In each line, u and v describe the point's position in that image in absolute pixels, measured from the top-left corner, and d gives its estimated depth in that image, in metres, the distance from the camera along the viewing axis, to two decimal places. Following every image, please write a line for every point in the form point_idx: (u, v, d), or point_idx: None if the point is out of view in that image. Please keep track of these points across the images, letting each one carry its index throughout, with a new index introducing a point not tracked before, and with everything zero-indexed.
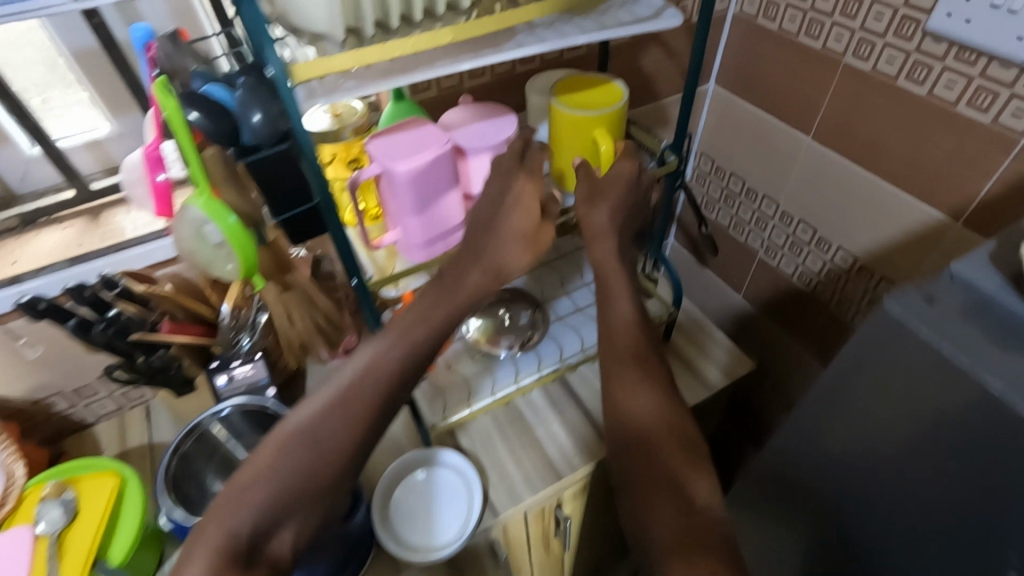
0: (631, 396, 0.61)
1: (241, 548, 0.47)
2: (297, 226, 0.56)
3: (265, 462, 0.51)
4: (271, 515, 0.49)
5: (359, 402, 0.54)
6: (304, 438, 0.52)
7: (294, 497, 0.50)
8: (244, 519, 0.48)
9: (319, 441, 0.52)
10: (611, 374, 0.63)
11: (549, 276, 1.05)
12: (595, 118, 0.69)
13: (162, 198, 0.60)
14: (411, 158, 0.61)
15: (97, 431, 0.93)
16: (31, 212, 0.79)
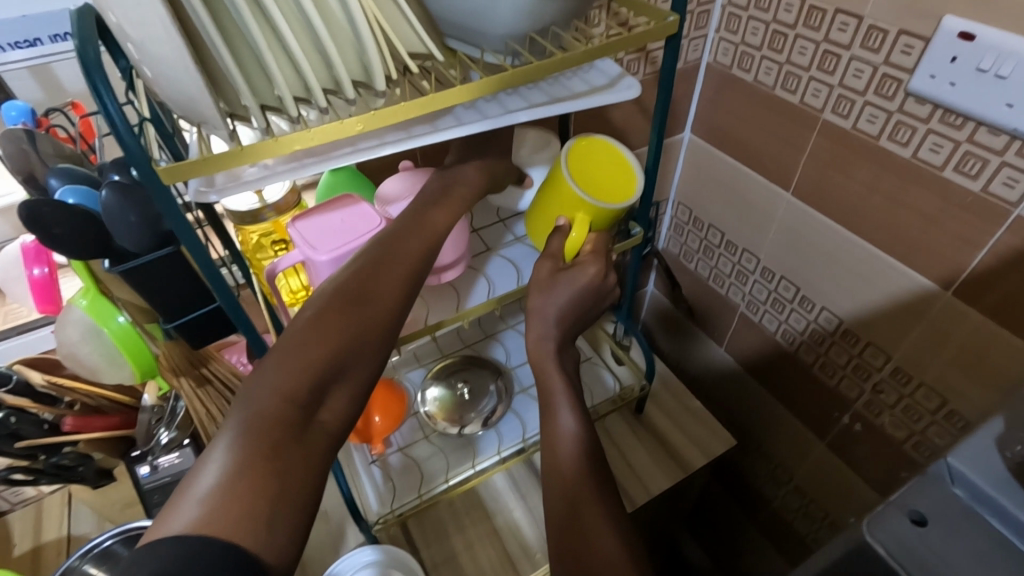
0: (560, 442, 0.61)
1: (294, 416, 0.41)
2: (198, 328, 0.51)
3: (311, 342, 0.44)
4: (328, 375, 0.44)
5: (401, 261, 0.52)
6: (357, 278, 0.49)
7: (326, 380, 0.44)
8: (300, 386, 0.42)
9: (371, 285, 0.49)
10: (553, 435, 0.62)
11: (515, 341, 0.98)
12: (586, 202, 0.62)
13: (45, 292, 0.54)
14: (337, 251, 0.54)
15: (8, 520, 0.83)
16: None
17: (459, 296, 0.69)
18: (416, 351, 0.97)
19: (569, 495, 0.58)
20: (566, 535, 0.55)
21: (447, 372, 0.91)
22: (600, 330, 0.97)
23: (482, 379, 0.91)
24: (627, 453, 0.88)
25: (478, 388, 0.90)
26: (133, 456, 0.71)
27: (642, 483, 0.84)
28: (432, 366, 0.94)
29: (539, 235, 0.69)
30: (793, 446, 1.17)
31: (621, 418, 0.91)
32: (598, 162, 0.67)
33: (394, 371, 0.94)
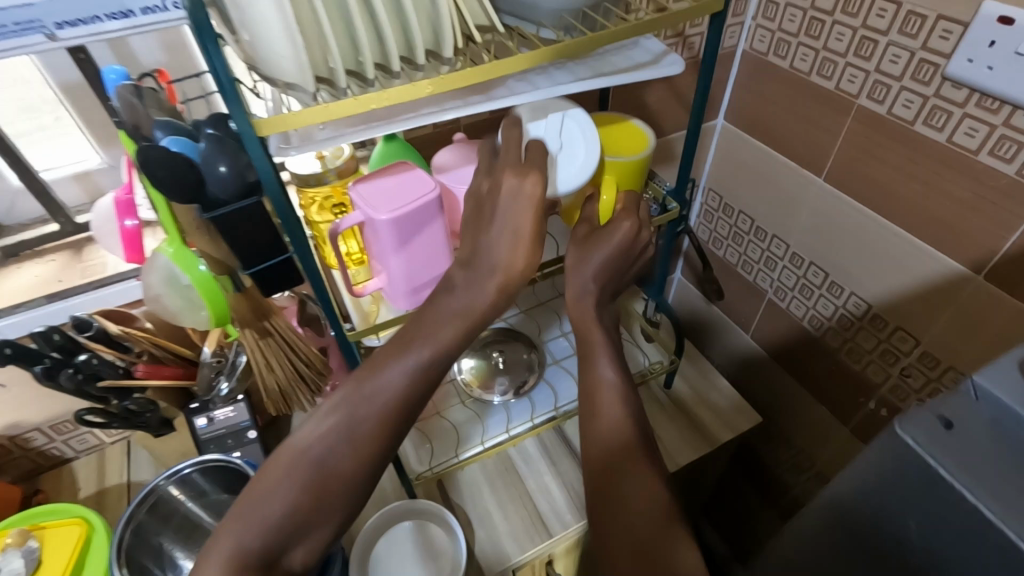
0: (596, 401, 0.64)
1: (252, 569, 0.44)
2: (266, 279, 0.54)
3: (290, 478, 0.47)
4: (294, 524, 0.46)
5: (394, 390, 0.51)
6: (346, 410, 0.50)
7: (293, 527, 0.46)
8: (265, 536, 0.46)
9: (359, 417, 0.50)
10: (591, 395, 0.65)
11: (547, 317, 1.01)
12: (617, 164, 0.69)
13: (133, 243, 0.59)
14: (397, 207, 0.58)
15: (75, 467, 0.90)
16: (14, 245, 0.78)
17: None
18: None
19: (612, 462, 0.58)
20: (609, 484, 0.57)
21: (483, 344, 0.96)
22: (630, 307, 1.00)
23: (515, 350, 0.95)
24: (655, 425, 0.90)
25: (513, 358, 0.94)
26: (193, 408, 0.76)
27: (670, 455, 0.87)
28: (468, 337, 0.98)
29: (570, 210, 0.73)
30: (814, 432, 1.19)
31: (650, 392, 0.94)
32: (609, 133, 0.74)
33: None
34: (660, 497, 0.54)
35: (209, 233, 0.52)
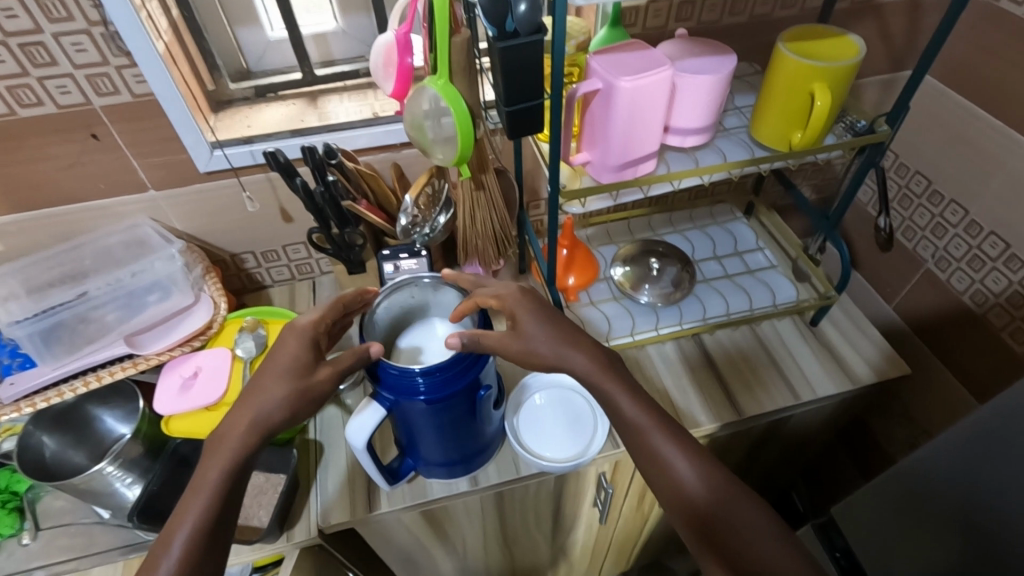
0: None
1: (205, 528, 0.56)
2: (521, 120, 0.60)
3: (218, 470, 0.58)
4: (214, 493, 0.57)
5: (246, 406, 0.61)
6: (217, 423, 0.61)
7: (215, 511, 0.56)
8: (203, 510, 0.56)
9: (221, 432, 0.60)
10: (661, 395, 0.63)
11: (700, 240, 1.05)
12: (818, 70, 0.67)
13: (403, 80, 0.68)
14: (636, 75, 0.63)
15: (271, 293, 1.05)
16: (265, 87, 0.90)
17: (697, 159, 0.76)
18: (609, 230, 1.07)
19: (707, 509, 0.57)
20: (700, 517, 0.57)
21: (637, 252, 1.00)
22: (793, 241, 1.02)
23: (669, 261, 0.99)
24: (794, 353, 0.93)
25: (667, 268, 0.98)
26: (384, 254, 0.81)
27: (808, 384, 0.90)
28: (624, 245, 1.03)
29: (770, 119, 0.74)
30: (945, 413, 1.11)
31: (792, 324, 0.96)
32: (818, 41, 0.71)
33: (589, 243, 1.04)
34: (765, 521, 0.55)
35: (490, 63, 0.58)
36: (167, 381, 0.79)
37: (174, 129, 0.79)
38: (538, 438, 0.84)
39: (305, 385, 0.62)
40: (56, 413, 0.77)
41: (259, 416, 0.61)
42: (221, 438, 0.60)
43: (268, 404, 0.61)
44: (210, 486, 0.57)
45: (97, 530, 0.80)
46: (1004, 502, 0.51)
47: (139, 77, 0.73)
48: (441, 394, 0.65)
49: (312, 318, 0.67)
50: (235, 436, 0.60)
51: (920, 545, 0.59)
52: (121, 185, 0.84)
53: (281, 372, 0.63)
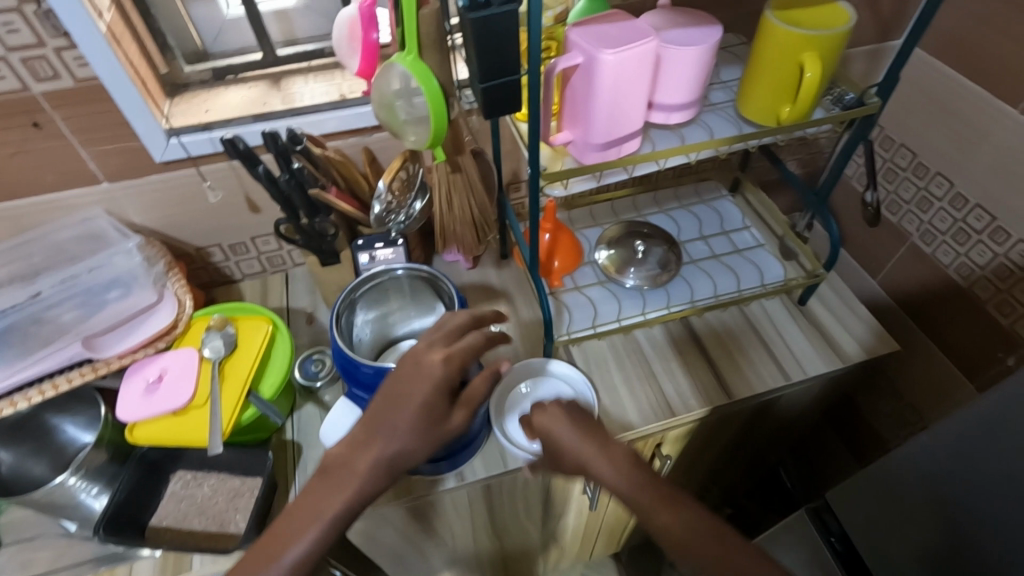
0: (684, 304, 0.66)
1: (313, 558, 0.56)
2: (498, 98, 0.56)
3: (342, 502, 0.57)
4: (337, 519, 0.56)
5: (377, 442, 0.58)
6: (344, 453, 0.59)
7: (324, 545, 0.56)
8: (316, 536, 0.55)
9: (349, 462, 0.58)
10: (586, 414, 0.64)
11: (686, 220, 1.02)
12: (807, 39, 0.64)
13: (367, 57, 0.62)
14: (619, 48, 0.59)
15: (242, 287, 1.00)
16: (224, 68, 0.84)
17: (683, 136, 0.73)
18: (593, 212, 1.03)
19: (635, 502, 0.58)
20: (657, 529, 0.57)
21: (622, 234, 0.97)
22: (779, 218, 1.00)
23: (655, 243, 0.96)
24: (783, 332, 0.92)
25: (653, 250, 0.96)
26: (358, 244, 0.78)
27: (798, 364, 0.88)
28: (608, 227, 1.00)
29: (757, 92, 0.71)
30: (930, 387, 1.11)
31: (780, 304, 0.95)
32: (807, 9, 0.67)
33: (572, 226, 1.01)
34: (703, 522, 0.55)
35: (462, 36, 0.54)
36: (130, 385, 0.73)
37: (124, 116, 0.73)
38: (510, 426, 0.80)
39: (438, 428, 0.60)
40: (12, 422, 0.73)
41: (388, 456, 0.58)
42: (342, 471, 0.58)
43: (396, 446, 0.58)
44: (321, 518, 0.56)
45: (65, 543, 0.76)
46: (987, 497, 0.54)
47: (81, 60, 0.67)
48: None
49: (441, 356, 0.61)
50: (355, 476, 0.58)
51: (904, 530, 0.62)
52: (71, 177, 0.78)
53: (421, 409, 0.59)
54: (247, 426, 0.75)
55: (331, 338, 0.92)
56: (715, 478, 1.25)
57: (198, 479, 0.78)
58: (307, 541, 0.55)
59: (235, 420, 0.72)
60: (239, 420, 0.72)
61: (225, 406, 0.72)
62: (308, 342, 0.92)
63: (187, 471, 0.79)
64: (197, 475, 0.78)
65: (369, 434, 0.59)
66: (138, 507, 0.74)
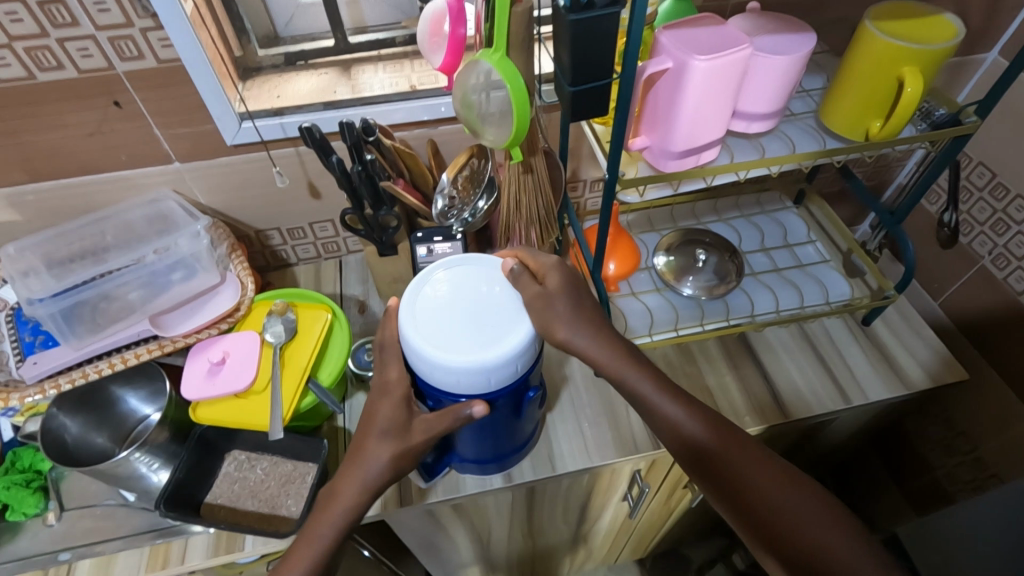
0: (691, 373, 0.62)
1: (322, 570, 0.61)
2: (585, 101, 0.54)
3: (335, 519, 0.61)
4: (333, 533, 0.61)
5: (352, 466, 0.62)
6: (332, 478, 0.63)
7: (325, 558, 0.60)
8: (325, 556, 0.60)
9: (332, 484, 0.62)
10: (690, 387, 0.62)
11: (747, 230, 0.99)
12: (909, 54, 0.61)
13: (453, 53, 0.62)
14: (714, 53, 0.57)
15: (296, 271, 1.01)
16: (296, 54, 0.84)
17: (762, 147, 0.71)
18: (651, 215, 1.01)
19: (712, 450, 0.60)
20: (723, 491, 0.58)
21: (681, 241, 0.95)
22: (848, 233, 0.96)
23: (715, 252, 0.94)
24: (844, 353, 0.89)
25: (712, 259, 0.93)
26: (417, 237, 0.77)
27: (859, 388, 0.85)
28: (667, 233, 0.98)
29: (845, 106, 0.68)
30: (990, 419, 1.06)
31: (842, 324, 0.92)
32: (909, 21, 0.64)
33: (629, 229, 0.99)
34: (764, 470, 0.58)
35: (555, 35, 0.52)
36: (194, 365, 0.75)
37: (201, 98, 0.74)
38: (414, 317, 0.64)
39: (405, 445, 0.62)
40: (74, 394, 0.74)
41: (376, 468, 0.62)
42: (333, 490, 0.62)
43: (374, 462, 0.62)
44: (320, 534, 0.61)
45: (122, 513, 0.78)
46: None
47: (165, 41, 0.68)
48: (483, 392, 0.60)
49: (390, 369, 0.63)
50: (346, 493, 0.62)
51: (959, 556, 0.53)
52: (146, 156, 0.80)
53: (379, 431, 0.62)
54: (305, 413, 0.76)
55: None
56: None
57: (251, 460, 0.80)
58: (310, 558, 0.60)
59: (294, 407, 0.72)
60: (297, 407, 0.73)
61: (284, 393, 0.73)
62: (360, 330, 0.92)
63: (241, 452, 0.81)
64: (251, 457, 0.80)
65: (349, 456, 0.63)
66: (195, 483, 0.76)
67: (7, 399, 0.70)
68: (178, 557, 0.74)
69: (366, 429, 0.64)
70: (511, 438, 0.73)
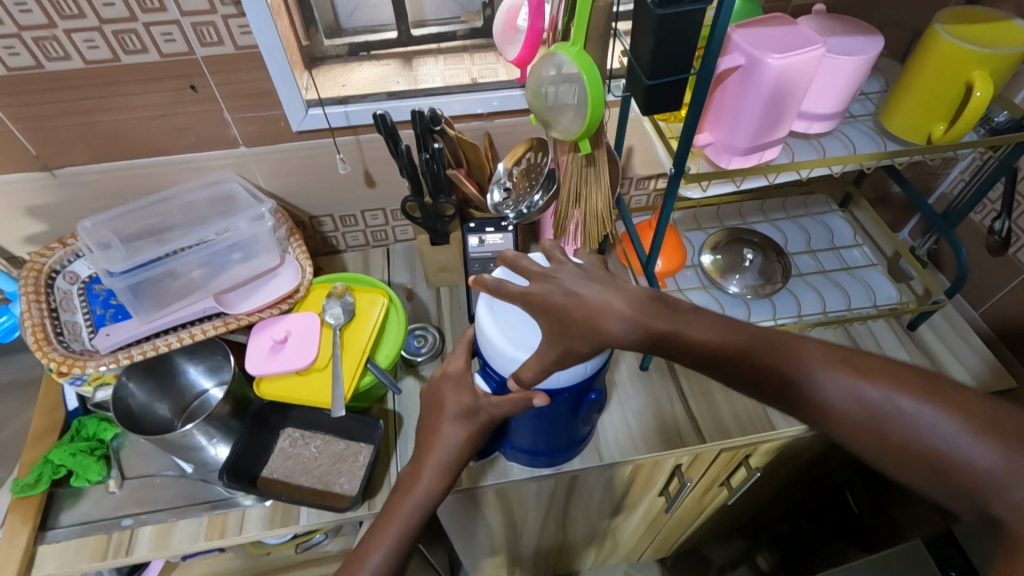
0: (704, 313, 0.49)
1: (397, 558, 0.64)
2: (662, 95, 0.56)
3: (406, 504, 0.64)
4: (406, 516, 0.64)
5: (420, 456, 0.65)
6: (403, 469, 0.66)
7: (398, 542, 0.63)
8: (398, 542, 0.63)
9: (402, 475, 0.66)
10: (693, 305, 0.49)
11: (793, 232, 1.00)
12: (980, 57, 0.61)
13: (530, 46, 0.64)
14: (788, 52, 0.58)
15: (345, 258, 1.03)
16: (359, 45, 0.87)
17: (822, 148, 0.71)
18: (697, 215, 1.02)
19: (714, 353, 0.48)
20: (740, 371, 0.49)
21: (728, 240, 0.96)
22: (896, 237, 0.96)
23: (761, 252, 0.95)
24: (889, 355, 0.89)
25: (758, 260, 0.94)
26: (470, 227, 0.82)
27: None
28: (712, 232, 0.99)
29: (908, 109, 0.69)
30: None
31: (887, 327, 0.92)
32: (978, 26, 0.64)
33: (675, 227, 1.00)
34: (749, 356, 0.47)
35: (637, 30, 0.54)
36: (258, 343, 0.77)
37: (272, 85, 0.77)
38: (500, 370, 0.62)
39: (471, 427, 0.64)
40: (145, 363, 0.77)
41: (442, 453, 0.64)
42: (404, 476, 0.65)
43: (444, 448, 0.64)
44: (393, 520, 0.64)
45: (181, 483, 0.80)
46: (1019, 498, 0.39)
47: (244, 28, 0.70)
48: (553, 386, 0.62)
49: (462, 365, 0.67)
50: (417, 477, 0.65)
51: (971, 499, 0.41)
52: (215, 139, 0.82)
53: (447, 417, 0.65)
54: (363, 392, 0.78)
55: (431, 315, 0.95)
56: (784, 496, 1.23)
57: (304, 438, 0.82)
58: (385, 540, 0.63)
59: (355, 385, 0.75)
60: (357, 386, 0.76)
61: (345, 372, 0.75)
62: (409, 316, 0.94)
63: (293, 429, 0.82)
64: (303, 435, 0.82)
65: (418, 447, 0.66)
66: (253, 456, 0.78)
67: (83, 366, 0.73)
68: (235, 527, 0.76)
69: (434, 415, 0.66)
70: (565, 430, 0.74)
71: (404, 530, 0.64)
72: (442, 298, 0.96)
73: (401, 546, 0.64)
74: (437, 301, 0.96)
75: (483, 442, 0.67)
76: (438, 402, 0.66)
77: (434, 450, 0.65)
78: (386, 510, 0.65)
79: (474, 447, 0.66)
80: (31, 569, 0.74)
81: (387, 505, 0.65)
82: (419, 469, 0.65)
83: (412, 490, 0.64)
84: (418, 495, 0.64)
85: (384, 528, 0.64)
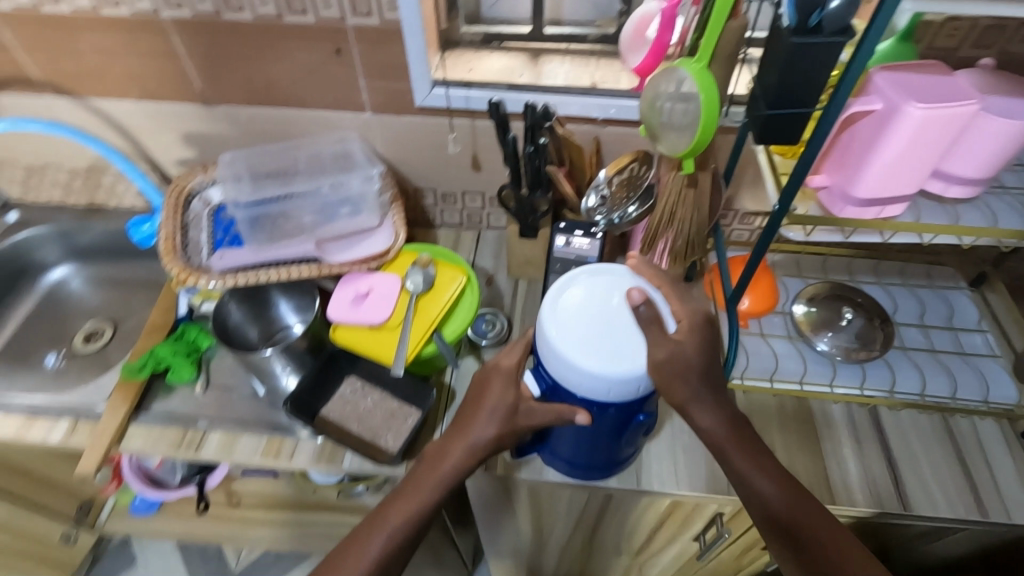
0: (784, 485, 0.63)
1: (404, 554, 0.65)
2: (780, 126, 0.53)
3: (437, 473, 0.66)
4: (435, 485, 0.66)
5: (461, 431, 0.67)
6: (442, 440, 0.69)
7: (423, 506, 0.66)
8: (422, 506, 0.66)
9: (441, 445, 0.68)
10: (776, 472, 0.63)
11: (906, 300, 0.91)
12: None
13: (654, 56, 0.64)
14: (932, 103, 0.54)
15: (438, 233, 1.08)
16: (493, 35, 0.90)
17: (956, 214, 0.65)
18: (800, 261, 0.96)
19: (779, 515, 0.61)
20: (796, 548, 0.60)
21: (828, 294, 0.89)
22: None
23: (864, 314, 0.88)
24: (991, 459, 0.79)
25: (858, 321, 0.87)
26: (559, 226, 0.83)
27: (1003, 507, 0.75)
28: (813, 282, 0.92)
29: None
30: None
31: (995, 429, 0.81)
32: None
33: (773, 269, 0.95)
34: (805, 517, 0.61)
35: (767, 56, 0.52)
36: (343, 292, 0.84)
37: (407, 60, 0.82)
38: (552, 373, 0.63)
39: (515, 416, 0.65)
40: (245, 289, 0.86)
41: (482, 434, 0.66)
42: (442, 446, 0.68)
43: (485, 429, 0.66)
44: (423, 485, 0.67)
45: (252, 402, 0.88)
46: None
47: (393, 3, 0.76)
48: (600, 399, 0.61)
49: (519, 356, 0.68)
50: (454, 450, 0.67)
51: None
52: (347, 101, 0.89)
53: (494, 401, 0.67)
54: (424, 360, 0.82)
55: (504, 303, 0.97)
56: None
57: (363, 388, 0.84)
58: (411, 501, 0.66)
59: (418, 350, 0.79)
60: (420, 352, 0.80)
61: (412, 336, 0.79)
62: (483, 300, 0.97)
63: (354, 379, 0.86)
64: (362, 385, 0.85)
65: (461, 422, 0.68)
66: (316, 394, 0.83)
67: (197, 279, 0.82)
68: (288, 454, 0.83)
69: (483, 396, 0.68)
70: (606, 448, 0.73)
71: (431, 497, 0.66)
72: (519, 289, 0.98)
73: (425, 511, 0.66)
74: (513, 291, 0.98)
75: (523, 434, 0.68)
76: (489, 385, 0.68)
77: (474, 428, 0.67)
78: (418, 474, 0.67)
79: (514, 437, 0.67)
80: (121, 442, 0.85)
81: (420, 470, 0.67)
82: (457, 444, 0.67)
83: (446, 461, 0.67)
84: (451, 468, 0.66)
85: (413, 490, 0.67)
